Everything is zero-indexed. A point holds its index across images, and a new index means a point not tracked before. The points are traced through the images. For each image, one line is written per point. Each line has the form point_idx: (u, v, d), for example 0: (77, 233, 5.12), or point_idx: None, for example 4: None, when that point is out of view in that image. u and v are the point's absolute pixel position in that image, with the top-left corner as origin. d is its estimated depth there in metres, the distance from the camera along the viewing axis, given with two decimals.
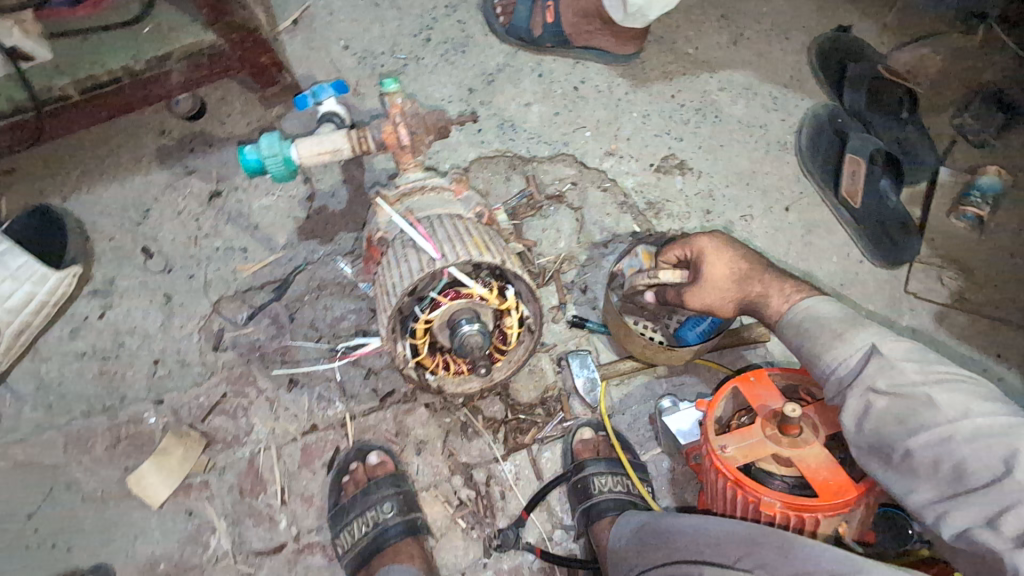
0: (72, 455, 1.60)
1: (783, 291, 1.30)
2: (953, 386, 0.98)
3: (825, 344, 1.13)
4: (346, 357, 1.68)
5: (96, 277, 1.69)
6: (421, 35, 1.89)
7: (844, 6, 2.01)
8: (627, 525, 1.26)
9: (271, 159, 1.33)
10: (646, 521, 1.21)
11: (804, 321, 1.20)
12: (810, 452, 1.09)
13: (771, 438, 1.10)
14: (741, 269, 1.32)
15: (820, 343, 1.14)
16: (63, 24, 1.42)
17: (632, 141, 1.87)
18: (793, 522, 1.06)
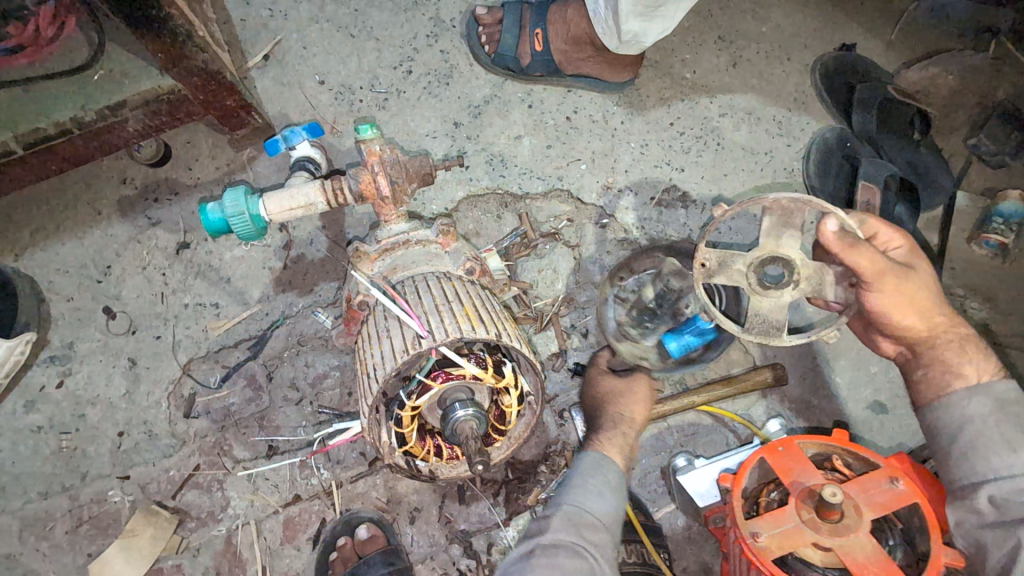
0: (30, 542, 1.45)
1: (966, 353, 1.16)
2: None
3: (1021, 439, 1.05)
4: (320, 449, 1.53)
5: (53, 342, 1.55)
6: (402, 67, 1.77)
7: (847, 22, 1.91)
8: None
9: (236, 218, 1.21)
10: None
11: (985, 396, 1.10)
12: (855, 541, 0.96)
13: (807, 524, 0.98)
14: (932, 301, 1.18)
15: (1015, 432, 1.06)
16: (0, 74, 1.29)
17: (630, 173, 1.76)
18: None
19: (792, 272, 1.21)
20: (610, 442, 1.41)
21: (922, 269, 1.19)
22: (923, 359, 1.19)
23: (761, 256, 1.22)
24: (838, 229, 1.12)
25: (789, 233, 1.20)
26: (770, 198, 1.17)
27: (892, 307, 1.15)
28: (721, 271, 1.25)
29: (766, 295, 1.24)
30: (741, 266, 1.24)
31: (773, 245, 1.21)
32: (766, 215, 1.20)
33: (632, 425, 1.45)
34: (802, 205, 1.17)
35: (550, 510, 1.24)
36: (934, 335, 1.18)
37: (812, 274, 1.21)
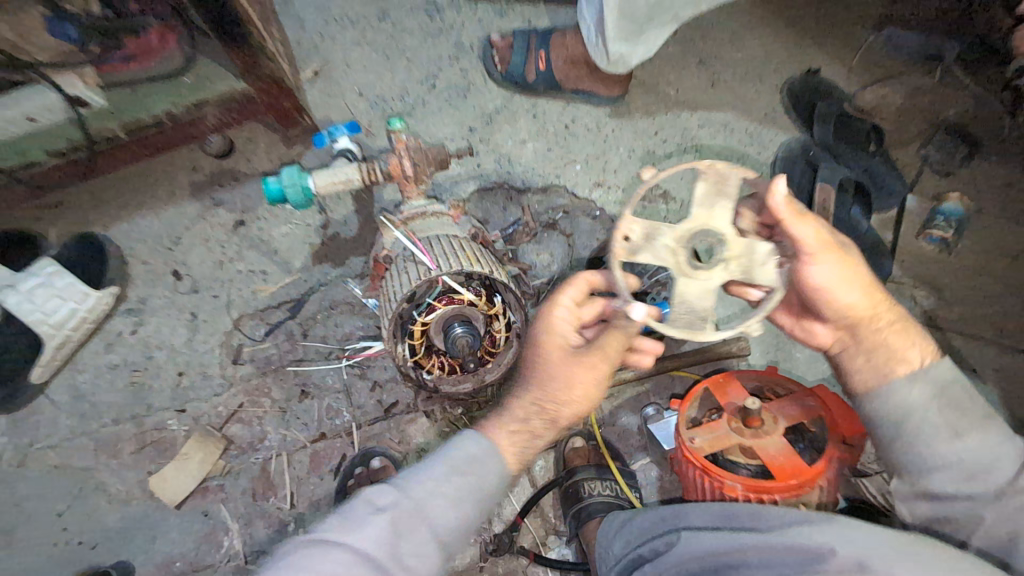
0: (101, 459, 1.74)
1: (909, 342, 1.18)
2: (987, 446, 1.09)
3: (968, 426, 1.10)
4: (353, 356, 1.84)
5: (130, 297, 1.86)
6: (428, 82, 2.11)
7: (813, 50, 2.20)
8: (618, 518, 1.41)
9: (291, 188, 1.52)
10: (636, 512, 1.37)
11: (930, 385, 1.13)
12: (771, 442, 1.21)
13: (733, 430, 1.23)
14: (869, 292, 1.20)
15: (961, 419, 1.11)
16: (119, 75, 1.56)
17: (619, 173, 2.04)
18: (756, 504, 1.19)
19: (722, 247, 1.13)
20: (507, 433, 1.15)
21: (850, 247, 1.18)
22: (865, 342, 1.21)
23: (691, 227, 1.13)
24: (785, 197, 1.09)
25: (722, 203, 1.13)
26: (704, 161, 1.12)
27: (831, 277, 1.16)
28: (645, 246, 1.14)
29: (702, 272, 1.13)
30: (669, 240, 1.14)
31: (706, 216, 1.13)
32: (700, 180, 1.13)
33: (551, 416, 1.18)
34: (736, 172, 1.12)
35: (395, 493, 1.04)
36: (873, 316, 1.20)
37: (744, 250, 1.13)
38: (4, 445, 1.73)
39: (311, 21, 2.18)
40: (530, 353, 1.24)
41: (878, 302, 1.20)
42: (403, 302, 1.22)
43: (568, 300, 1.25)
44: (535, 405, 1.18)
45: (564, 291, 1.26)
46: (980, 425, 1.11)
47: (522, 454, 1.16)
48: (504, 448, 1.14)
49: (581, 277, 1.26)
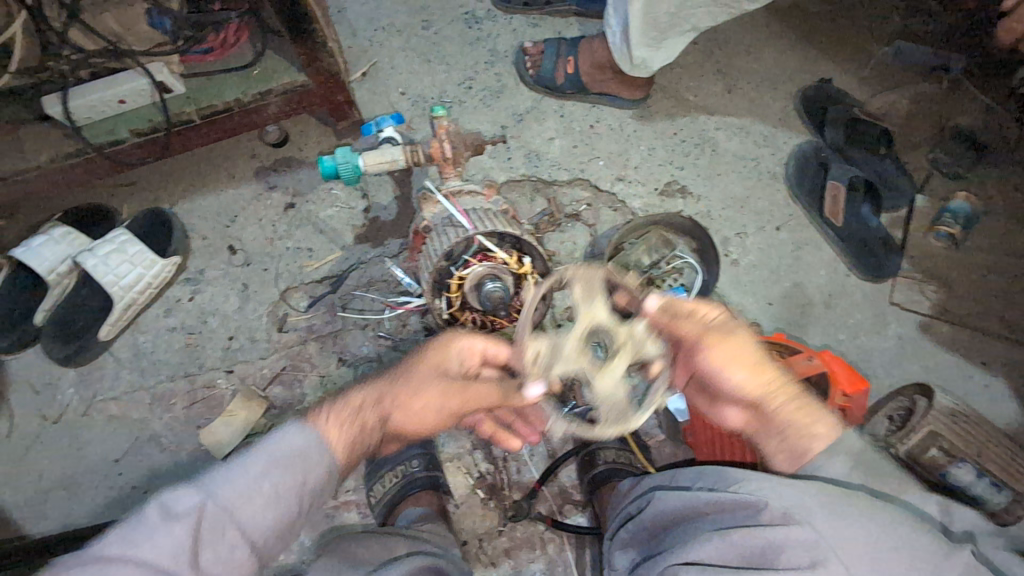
0: (156, 412, 1.89)
1: (800, 414, 1.12)
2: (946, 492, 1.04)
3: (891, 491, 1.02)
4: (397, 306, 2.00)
5: (190, 267, 2.05)
6: (464, 84, 2.30)
7: (826, 61, 2.33)
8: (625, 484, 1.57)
9: (344, 166, 1.70)
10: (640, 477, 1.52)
11: (845, 455, 1.06)
12: None
13: None
14: (743, 375, 1.19)
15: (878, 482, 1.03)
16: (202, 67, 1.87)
17: (640, 169, 2.18)
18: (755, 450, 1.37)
19: (609, 340, 1.27)
20: (338, 418, 1.20)
21: (737, 328, 1.24)
22: (773, 426, 1.15)
23: (545, 347, 1.30)
24: (660, 305, 1.27)
25: (596, 301, 1.27)
26: (566, 269, 1.29)
27: (722, 360, 1.20)
28: (558, 359, 1.28)
29: (596, 370, 1.25)
30: (572, 344, 1.28)
31: (587, 318, 1.27)
32: (573, 285, 1.30)
33: (380, 416, 1.30)
34: (592, 270, 1.30)
35: (195, 496, 0.97)
36: (766, 396, 1.17)
37: (632, 337, 1.26)
38: (71, 395, 1.90)
39: (361, 30, 2.41)
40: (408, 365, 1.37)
41: (762, 382, 1.18)
42: (443, 258, 1.38)
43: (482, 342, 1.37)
44: (386, 401, 1.33)
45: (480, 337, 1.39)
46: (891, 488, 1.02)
47: (347, 448, 1.18)
48: (334, 421, 1.19)
49: (490, 338, 1.39)
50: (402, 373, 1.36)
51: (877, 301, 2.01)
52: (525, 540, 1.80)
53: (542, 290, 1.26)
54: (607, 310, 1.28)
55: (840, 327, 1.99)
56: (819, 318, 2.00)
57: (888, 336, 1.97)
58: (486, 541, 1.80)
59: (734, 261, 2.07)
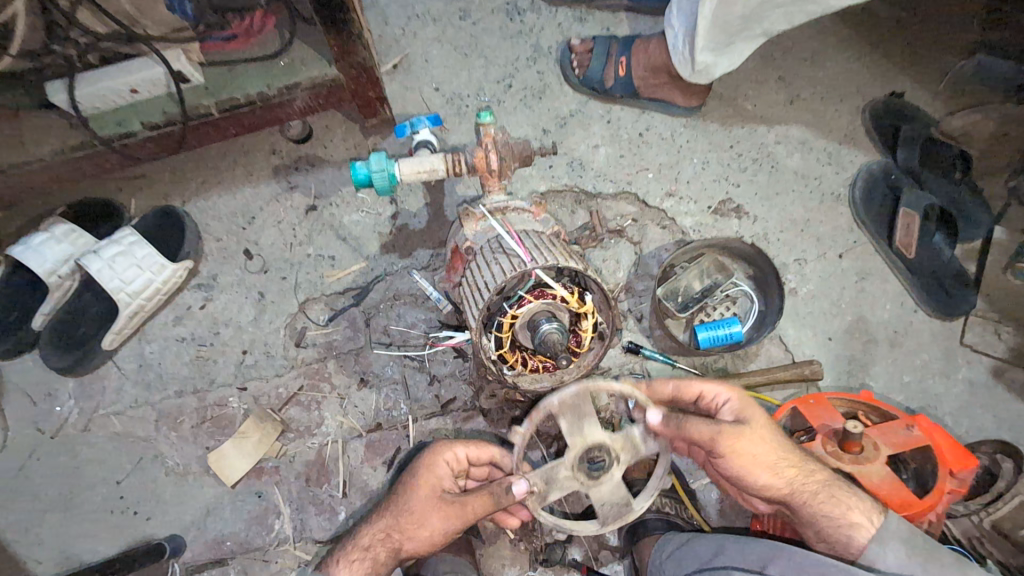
0: (161, 431, 1.75)
1: (829, 499, 1.20)
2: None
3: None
4: (436, 344, 1.80)
5: (201, 272, 1.89)
6: (504, 82, 2.11)
7: (899, 73, 2.14)
8: (669, 543, 1.42)
9: (379, 174, 1.52)
10: (692, 537, 1.38)
11: (896, 539, 1.16)
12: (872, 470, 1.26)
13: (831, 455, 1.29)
14: (772, 471, 1.20)
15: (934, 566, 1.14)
16: (227, 54, 1.68)
17: (691, 184, 2.01)
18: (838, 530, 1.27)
19: (607, 451, 1.30)
20: (347, 563, 1.33)
21: (755, 406, 1.27)
22: (813, 518, 1.20)
23: (540, 480, 1.31)
24: (661, 419, 1.25)
25: (588, 426, 1.29)
26: (552, 405, 1.24)
27: (745, 458, 1.20)
28: (552, 487, 1.31)
29: (593, 480, 1.32)
30: (565, 473, 1.32)
31: (582, 439, 1.29)
32: (561, 419, 1.28)
33: (393, 542, 1.33)
34: (582, 399, 1.27)
35: None
36: (796, 493, 1.21)
37: (625, 444, 1.31)
38: (71, 408, 1.77)
39: (393, 15, 2.20)
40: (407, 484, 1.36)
41: (788, 472, 1.21)
42: (496, 293, 1.21)
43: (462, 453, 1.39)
44: (391, 527, 1.33)
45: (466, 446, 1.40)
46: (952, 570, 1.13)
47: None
48: (351, 566, 1.32)
49: (473, 444, 1.41)
50: (398, 500, 1.35)
51: (945, 341, 1.86)
52: None
53: (535, 423, 1.26)
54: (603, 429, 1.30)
55: (906, 368, 1.84)
56: (883, 357, 1.85)
57: (957, 380, 1.82)
58: None
59: (792, 290, 1.90)
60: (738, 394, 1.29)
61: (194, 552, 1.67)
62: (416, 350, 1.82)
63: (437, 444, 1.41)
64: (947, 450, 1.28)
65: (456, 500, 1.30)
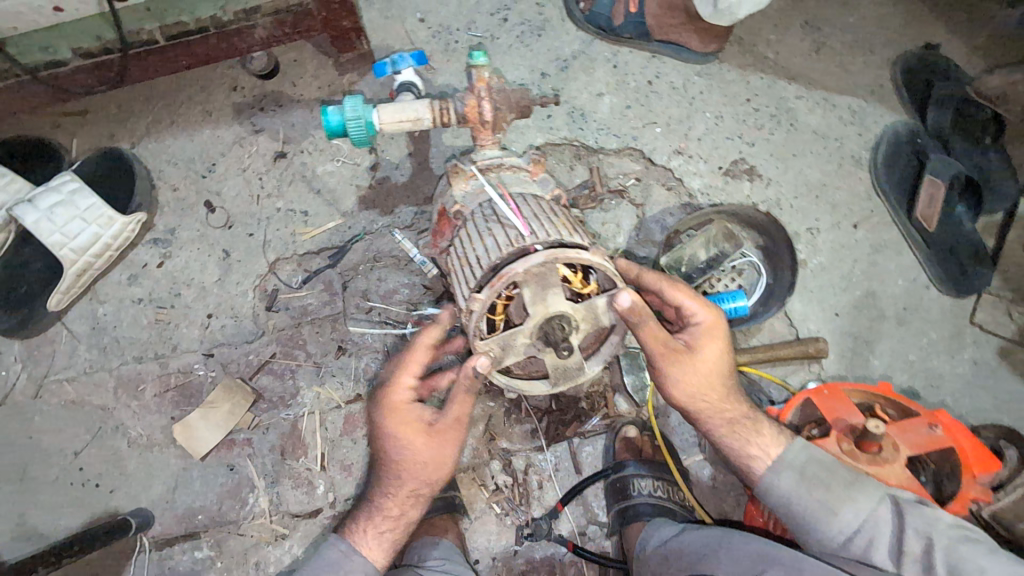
0: (121, 399, 1.62)
1: (750, 430, 1.23)
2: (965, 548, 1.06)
3: (837, 499, 1.16)
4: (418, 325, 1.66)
5: (157, 226, 1.69)
6: (499, 15, 1.84)
7: (935, 22, 1.93)
8: (660, 534, 1.35)
9: (354, 123, 1.31)
10: (682, 531, 1.30)
11: (791, 470, 1.19)
12: (889, 470, 1.24)
13: (846, 453, 1.25)
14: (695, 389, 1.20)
15: (828, 494, 1.17)
16: None
17: (702, 141, 1.83)
18: None
19: (569, 325, 1.08)
20: (377, 534, 1.28)
21: (718, 335, 1.20)
22: (721, 431, 1.24)
23: (495, 346, 1.10)
24: (632, 303, 1.06)
25: (554, 292, 1.05)
26: (516, 269, 1.03)
27: (672, 382, 1.20)
28: (507, 353, 1.11)
29: (551, 352, 1.11)
30: (523, 340, 1.09)
31: (544, 309, 1.06)
32: (521, 287, 1.05)
33: (414, 493, 1.26)
34: (551, 266, 1.04)
35: None
36: (714, 413, 1.23)
37: (587, 314, 1.10)
38: (18, 374, 1.62)
39: None
40: (386, 447, 1.23)
41: (711, 395, 1.21)
42: (488, 271, 1.08)
43: (411, 378, 1.21)
44: (405, 487, 1.25)
45: (408, 367, 1.21)
46: (844, 494, 1.17)
47: (394, 546, 1.29)
48: (385, 533, 1.28)
49: (410, 358, 1.22)
50: (390, 462, 1.24)
51: (956, 318, 1.78)
52: (543, 563, 1.63)
53: (495, 292, 1.04)
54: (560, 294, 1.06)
55: (912, 346, 1.76)
56: (891, 334, 1.77)
57: (963, 360, 1.76)
58: (499, 561, 1.63)
59: (801, 262, 1.78)
60: (714, 318, 1.21)
61: (162, 526, 1.58)
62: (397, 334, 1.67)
63: (381, 389, 1.23)
64: (969, 449, 1.26)
65: (438, 424, 1.19)
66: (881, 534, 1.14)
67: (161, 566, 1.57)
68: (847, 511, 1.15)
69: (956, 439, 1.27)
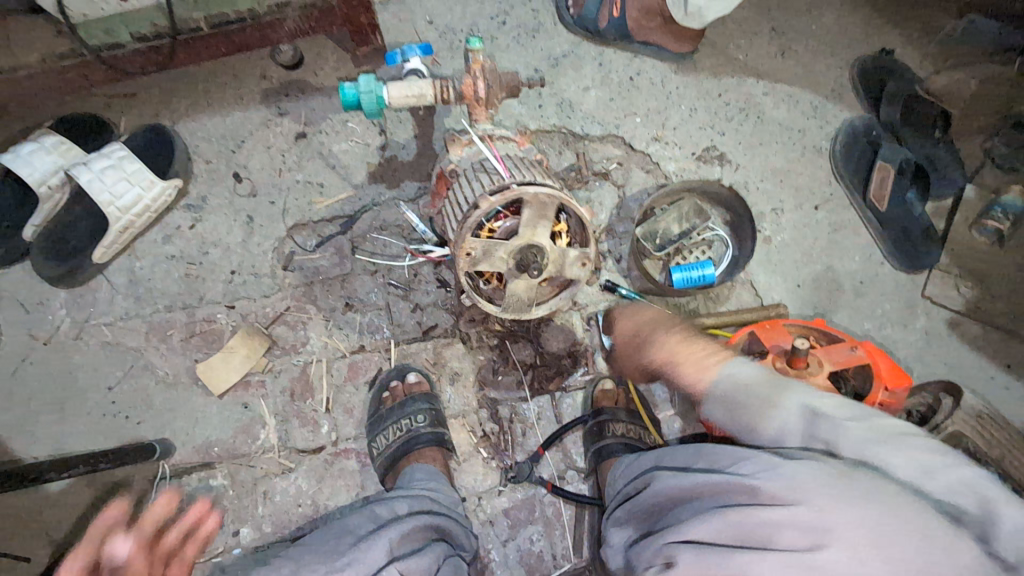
0: (152, 342, 1.82)
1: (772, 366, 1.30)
2: (952, 477, 0.96)
3: (814, 405, 1.10)
4: (415, 255, 1.87)
5: (191, 193, 1.92)
6: (498, 18, 2.09)
7: (891, 30, 2.15)
8: (626, 459, 1.49)
9: (367, 96, 1.53)
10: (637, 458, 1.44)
11: (809, 396, 1.12)
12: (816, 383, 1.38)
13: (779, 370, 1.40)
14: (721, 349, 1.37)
15: (807, 401, 1.11)
16: None
17: (678, 130, 2.04)
18: None
19: (541, 256, 1.32)
20: None
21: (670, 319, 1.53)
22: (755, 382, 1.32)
23: (478, 248, 1.30)
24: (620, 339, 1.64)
25: (544, 225, 1.29)
26: (530, 190, 1.24)
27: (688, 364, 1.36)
28: (484, 259, 1.32)
29: (521, 277, 1.34)
30: (502, 256, 1.32)
31: (530, 236, 1.30)
32: (524, 207, 1.27)
33: None
34: (554, 202, 1.27)
35: None
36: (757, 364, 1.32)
37: (559, 258, 1.35)
38: (62, 317, 1.82)
39: None
40: None
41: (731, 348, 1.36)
42: (482, 197, 1.29)
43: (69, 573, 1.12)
44: None
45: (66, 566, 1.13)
46: (833, 407, 1.09)
47: None
48: None
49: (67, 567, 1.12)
50: None
51: (909, 292, 1.95)
52: (525, 502, 1.79)
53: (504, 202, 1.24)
54: (540, 230, 1.30)
55: (868, 317, 1.93)
56: (848, 305, 1.94)
57: (915, 330, 1.92)
58: (484, 500, 1.79)
59: (767, 238, 1.97)
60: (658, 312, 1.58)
61: (183, 457, 1.76)
62: (399, 293, 1.87)
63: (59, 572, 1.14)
64: (885, 368, 1.42)
65: None
66: (857, 442, 1.02)
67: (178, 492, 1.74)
68: (823, 416, 1.07)
69: (873, 356, 1.43)
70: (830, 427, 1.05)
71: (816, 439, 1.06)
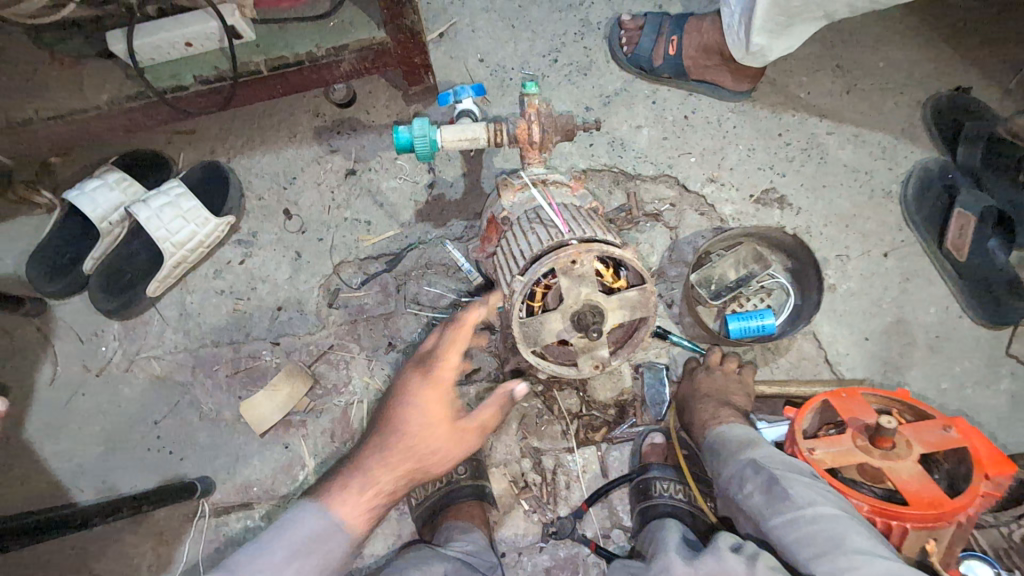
0: (198, 377, 1.83)
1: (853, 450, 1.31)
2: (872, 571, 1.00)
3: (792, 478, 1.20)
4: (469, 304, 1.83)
5: (243, 228, 1.94)
6: (550, 56, 2.06)
7: (967, 66, 2.03)
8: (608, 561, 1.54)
9: (420, 140, 1.51)
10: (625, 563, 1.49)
11: (799, 473, 1.23)
12: (902, 466, 1.26)
13: (859, 448, 1.29)
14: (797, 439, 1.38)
15: (788, 476, 1.22)
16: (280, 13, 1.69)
17: (734, 171, 1.96)
18: (881, 526, 1.25)
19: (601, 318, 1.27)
20: None
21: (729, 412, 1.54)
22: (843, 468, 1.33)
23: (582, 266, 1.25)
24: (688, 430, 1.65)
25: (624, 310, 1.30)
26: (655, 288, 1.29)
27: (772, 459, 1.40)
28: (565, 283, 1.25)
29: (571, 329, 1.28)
30: (582, 295, 1.26)
31: (611, 305, 1.28)
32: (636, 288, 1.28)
33: None
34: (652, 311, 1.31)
35: None
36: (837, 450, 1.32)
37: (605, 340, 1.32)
38: (115, 349, 1.86)
39: None
40: None
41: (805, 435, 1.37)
42: (558, 244, 1.25)
43: None
44: None
45: None
46: (808, 487, 1.19)
47: None
48: None
49: None
50: None
51: (990, 349, 1.80)
52: (567, 561, 1.70)
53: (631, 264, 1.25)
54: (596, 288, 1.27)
55: (944, 374, 1.79)
56: (922, 361, 1.80)
57: (997, 391, 1.77)
58: (525, 555, 1.71)
59: (831, 287, 1.85)
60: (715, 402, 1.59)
61: (222, 495, 1.74)
62: None
63: None
64: (984, 453, 1.29)
65: None
66: (815, 521, 1.11)
67: (217, 531, 1.73)
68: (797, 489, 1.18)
69: (969, 439, 1.30)
70: (782, 506, 1.16)
71: (776, 511, 1.16)
